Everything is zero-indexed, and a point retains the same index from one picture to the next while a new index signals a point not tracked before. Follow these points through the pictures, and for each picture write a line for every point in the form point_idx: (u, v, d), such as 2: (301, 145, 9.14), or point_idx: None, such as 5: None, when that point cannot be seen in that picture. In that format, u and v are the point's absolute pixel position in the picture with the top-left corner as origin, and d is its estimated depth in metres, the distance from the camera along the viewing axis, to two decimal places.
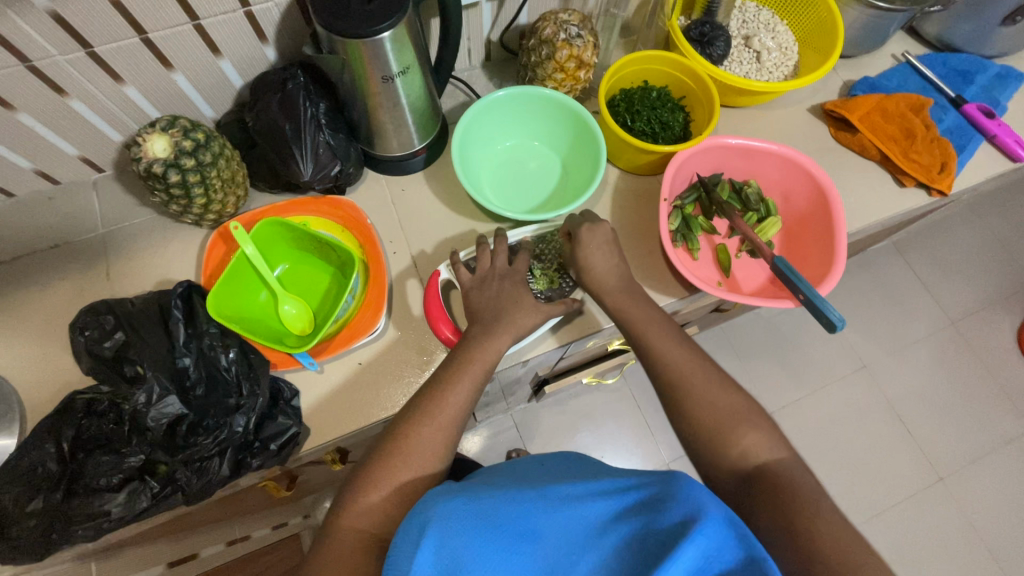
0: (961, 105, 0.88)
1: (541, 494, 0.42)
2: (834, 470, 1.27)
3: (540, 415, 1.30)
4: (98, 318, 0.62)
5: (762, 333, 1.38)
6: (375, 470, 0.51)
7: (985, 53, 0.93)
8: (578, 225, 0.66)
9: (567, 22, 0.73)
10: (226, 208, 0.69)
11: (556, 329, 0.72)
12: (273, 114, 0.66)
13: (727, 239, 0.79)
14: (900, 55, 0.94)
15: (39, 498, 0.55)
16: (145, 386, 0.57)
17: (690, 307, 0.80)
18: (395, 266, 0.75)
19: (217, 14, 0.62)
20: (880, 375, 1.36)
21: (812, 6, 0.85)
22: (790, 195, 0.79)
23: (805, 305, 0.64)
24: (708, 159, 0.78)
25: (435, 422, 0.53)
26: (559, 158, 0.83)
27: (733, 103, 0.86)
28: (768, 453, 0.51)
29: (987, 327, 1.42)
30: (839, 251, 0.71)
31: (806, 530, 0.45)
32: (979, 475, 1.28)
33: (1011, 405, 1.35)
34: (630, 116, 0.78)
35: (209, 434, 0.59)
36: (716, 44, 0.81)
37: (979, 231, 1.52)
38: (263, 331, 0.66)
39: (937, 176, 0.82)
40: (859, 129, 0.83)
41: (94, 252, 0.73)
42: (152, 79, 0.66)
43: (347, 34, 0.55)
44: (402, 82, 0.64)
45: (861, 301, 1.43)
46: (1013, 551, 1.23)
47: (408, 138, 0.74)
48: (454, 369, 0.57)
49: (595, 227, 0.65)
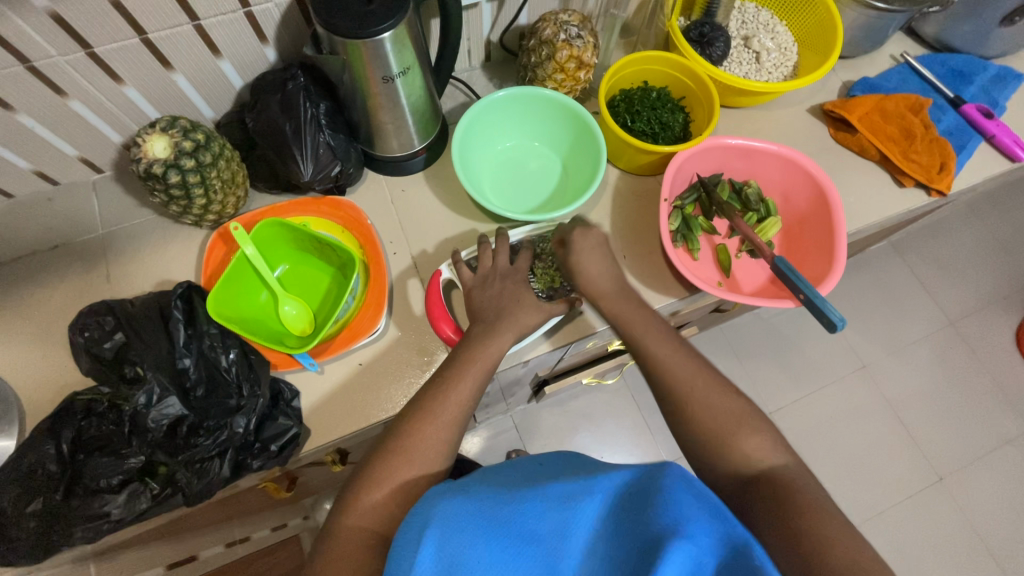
0: (960, 105, 0.88)
1: (536, 491, 0.41)
2: (833, 470, 1.27)
3: (539, 416, 1.30)
4: (99, 318, 0.62)
5: (762, 333, 1.38)
6: (377, 469, 0.51)
7: (984, 53, 0.94)
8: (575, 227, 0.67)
9: (567, 22, 0.73)
10: (226, 208, 0.69)
11: (557, 329, 0.72)
12: (273, 115, 0.66)
13: (727, 239, 0.79)
14: (899, 55, 0.94)
15: (39, 500, 0.55)
16: (146, 387, 0.57)
17: (690, 307, 0.80)
18: (395, 267, 0.75)
19: (217, 15, 0.62)
20: (879, 375, 1.36)
21: (811, 7, 0.85)
22: (790, 195, 0.79)
23: (805, 305, 0.64)
24: (708, 159, 0.78)
25: (437, 420, 0.53)
26: (559, 158, 0.83)
27: (732, 104, 0.86)
28: (768, 451, 0.51)
29: (986, 327, 1.42)
30: (838, 250, 0.71)
31: (807, 528, 0.45)
32: (979, 475, 1.29)
33: (1011, 405, 1.35)
34: (630, 116, 0.78)
35: (209, 436, 0.59)
36: (716, 45, 0.82)
37: (977, 231, 1.53)
38: (263, 332, 0.66)
39: (936, 176, 0.82)
40: (859, 129, 0.83)
41: (93, 253, 0.73)
42: (153, 79, 0.66)
43: (347, 35, 0.55)
44: (402, 82, 0.64)
45: (860, 301, 1.43)
46: (1012, 550, 1.23)
47: (408, 138, 0.74)
48: (455, 369, 0.57)
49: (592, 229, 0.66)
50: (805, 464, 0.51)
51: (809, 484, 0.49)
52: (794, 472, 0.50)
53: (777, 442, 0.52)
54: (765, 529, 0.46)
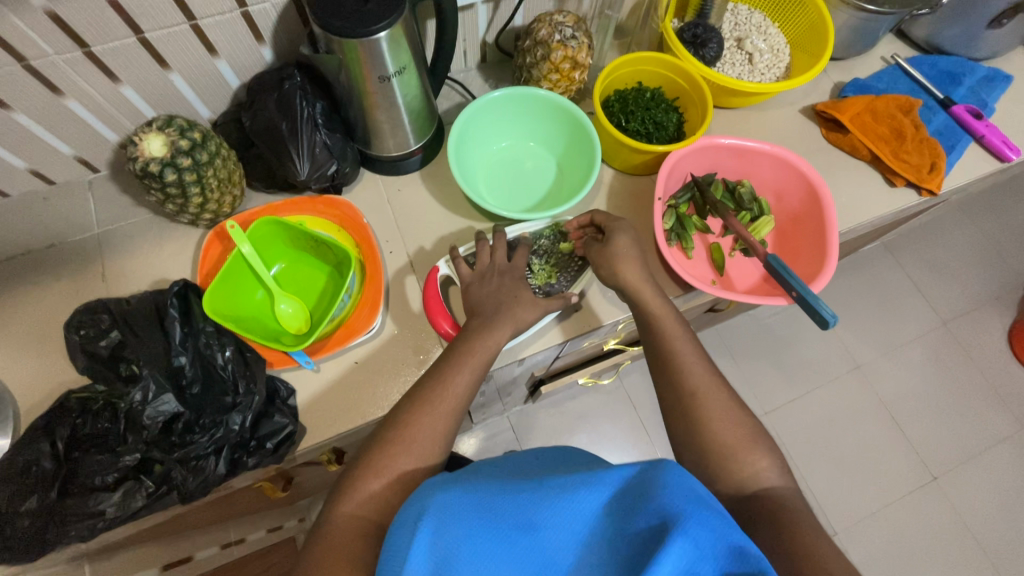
0: (950, 107, 0.89)
1: (529, 483, 0.41)
2: (827, 470, 1.27)
3: (536, 417, 1.31)
4: (94, 316, 0.62)
5: (756, 334, 1.39)
6: (376, 459, 0.51)
7: (974, 55, 0.95)
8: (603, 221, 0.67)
9: (562, 23, 0.74)
10: (222, 207, 0.69)
11: (553, 327, 0.73)
12: (270, 114, 0.67)
13: (721, 238, 0.80)
14: (890, 57, 0.95)
15: (33, 498, 0.55)
16: (141, 385, 0.57)
17: (684, 306, 0.81)
18: (391, 265, 0.75)
19: (213, 15, 0.62)
20: (873, 376, 1.37)
21: (802, 10, 0.87)
22: (782, 193, 0.80)
23: (798, 302, 0.64)
24: (702, 159, 0.78)
25: (436, 411, 0.54)
26: (554, 158, 0.83)
27: (726, 105, 0.87)
28: (763, 462, 0.53)
29: (978, 327, 1.43)
30: (830, 248, 0.72)
31: (796, 538, 0.47)
32: (973, 474, 1.29)
33: (1004, 404, 1.36)
34: (625, 116, 0.79)
35: (204, 433, 0.59)
36: (709, 46, 0.83)
37: (969, 232, 1.54)
38: (259, 331, 0.66)
39: (927, 176, 0.83)
40: (850, 129, 0.84)
41: (88, 252, 0.73)
42: (149, 78, 0.66)
43: (343, 34, 0.56)
44: (398, 82, 0.64)
45: (854, 301, 1.44)
46: (1007, 549, 1.24)
47: (404, 137, 0.74)
48: (452, 362, 0.57)
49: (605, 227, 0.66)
50: (790, 482, 0.53)
51: (789, 500, 0.51)
52: (776, 487, 0.52)
53: (769, 454, 0.54)
54: None
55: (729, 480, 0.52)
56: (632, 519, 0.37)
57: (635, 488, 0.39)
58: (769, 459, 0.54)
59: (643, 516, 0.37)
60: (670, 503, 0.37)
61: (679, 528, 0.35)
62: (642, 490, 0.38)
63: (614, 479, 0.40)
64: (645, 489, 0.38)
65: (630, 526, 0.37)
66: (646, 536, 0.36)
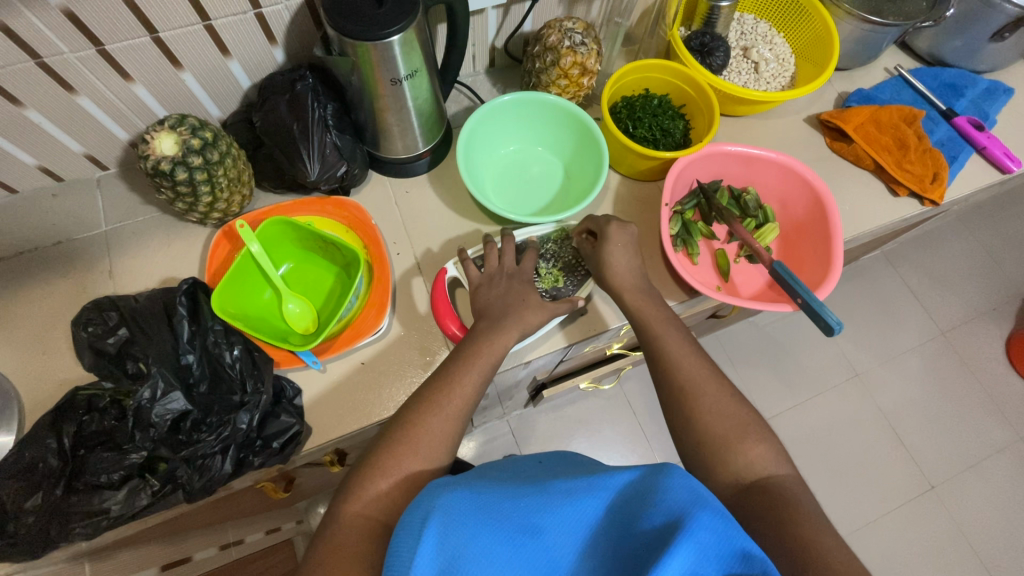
0: (952, 118, 0.91)
1: (538, 488, 0.41)
2: (824, 478, 1.28)
3: (535, 421, 1.31)
4: (103, 313, 0.62)
5: (757, 341, 1.40)
6: (384, 459, 0.51)
7: (976, 68, 0.96)
8: (606, 223, 0.68)
9: (572, 29, 0.74)
10: (231, 207, 0.69)
11: (560, 328, 0.73)
12: (282, 115, 0.67)
13: (727, 244, 0.80)
14: (893, 68, 0.97)
15: (39, 495, 0.55)
16: (150, 382, 0.56)
17: (689, 312, 0.81)
18: (398, 267, 0.75)
19: (228, 16, 0.62)
20: (871, 384, 1.38)
21: (808, 21, 0.88)
22: (787, 202, 0.81)
23: (804, 309, 0.65)
24: (709, 165, 0.79)
25: (443, 412, 0.54)
26: (561, 163, 0.84)
27: (732, 112, 0.88)
28: (749, 449, 0.53)
29: (975, 337, 1.44)
30: (835, 256, 0.72)
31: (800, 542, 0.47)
32: (969, 484, 1.30)
33: (1000, 414, 1.37)
34: (631, 123, 0.79)
35: (211, 431, 0.58)
36: (716, 55, 0.84)
37: (968, 242, 1.55)
38: (266, 330, 0.67)
39: (929, 185, 0.84)
40: (854, 138, 0.85)
41: (96, 248, 0.73)
42: (162, 78, 0.66)
43: (357, 37, 0.56)
44: (409, 85, 0.65)
45: (853, 310, 1.45)
46: (1003, 559, 1.24)
47: (413, 141, 0.75)
48: (459, 363, 0.57)
49: (606, 234, 0.67)
50: None
51: None
52: None
53: (757, 444, 0.54)
54: (757, 524, 0.48)
55: (721, 471, 0.52)
56: (639, 520, 0.38)
57: (639, 493, 0.40)
58: (755, 445, 0.53)
59: (650, 517, 0.37)
60: (676, 505, 0.37)
61: (684, 528, 0.35)
62: (647, 492, 0.39)
63: (617, 484, 0.41)
64: (648, 493, 0.39)
65: (637, 527, 0.38)
66: (652, 537, 0.36)
